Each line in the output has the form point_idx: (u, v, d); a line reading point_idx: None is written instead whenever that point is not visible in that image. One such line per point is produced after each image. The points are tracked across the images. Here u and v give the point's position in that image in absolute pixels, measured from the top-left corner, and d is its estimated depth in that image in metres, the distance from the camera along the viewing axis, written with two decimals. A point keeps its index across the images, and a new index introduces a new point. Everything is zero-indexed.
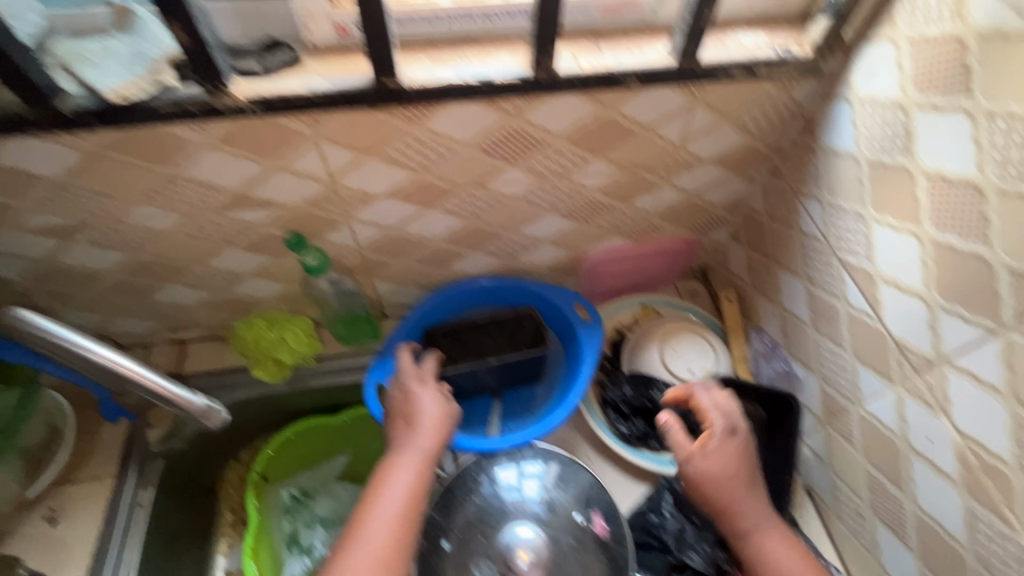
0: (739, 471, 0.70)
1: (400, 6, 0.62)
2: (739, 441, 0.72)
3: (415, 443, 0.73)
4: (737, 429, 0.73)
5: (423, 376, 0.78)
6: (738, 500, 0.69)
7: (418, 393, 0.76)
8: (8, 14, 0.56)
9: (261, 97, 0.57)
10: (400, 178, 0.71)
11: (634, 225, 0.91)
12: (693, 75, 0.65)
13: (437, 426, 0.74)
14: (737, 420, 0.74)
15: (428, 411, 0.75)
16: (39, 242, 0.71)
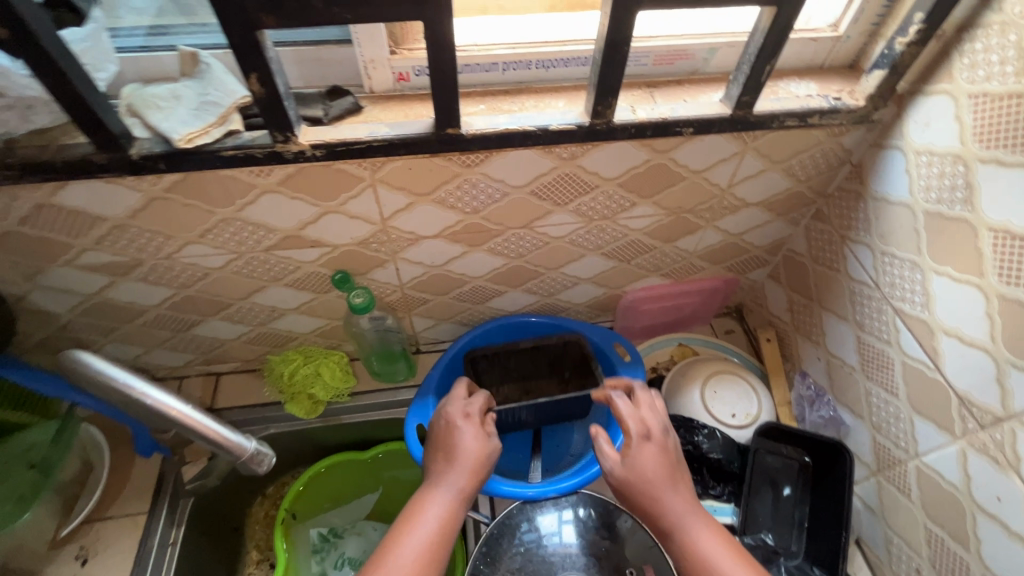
0: (658, 475, 0.63)
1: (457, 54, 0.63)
2: (656, 444, 0.65)
3: (456, 482, 0.66)
4: (653, 433, 0.66)
5: (471, 409, 0.72)
6: (662, 506, 0.62)
7: (464, 429, 0.70)
8: (90, 66, 0.55)
9: (324, 143, 0.58)
10: (451, 220, 0.72)
11: (674, 265, 0.91)
12: (746, 124, 0.65)
13: (480, 466, 0.67)
14: (652, 423, 0.67)
15: (475, 449, 0.68)
16: (90, 278, 0.72)
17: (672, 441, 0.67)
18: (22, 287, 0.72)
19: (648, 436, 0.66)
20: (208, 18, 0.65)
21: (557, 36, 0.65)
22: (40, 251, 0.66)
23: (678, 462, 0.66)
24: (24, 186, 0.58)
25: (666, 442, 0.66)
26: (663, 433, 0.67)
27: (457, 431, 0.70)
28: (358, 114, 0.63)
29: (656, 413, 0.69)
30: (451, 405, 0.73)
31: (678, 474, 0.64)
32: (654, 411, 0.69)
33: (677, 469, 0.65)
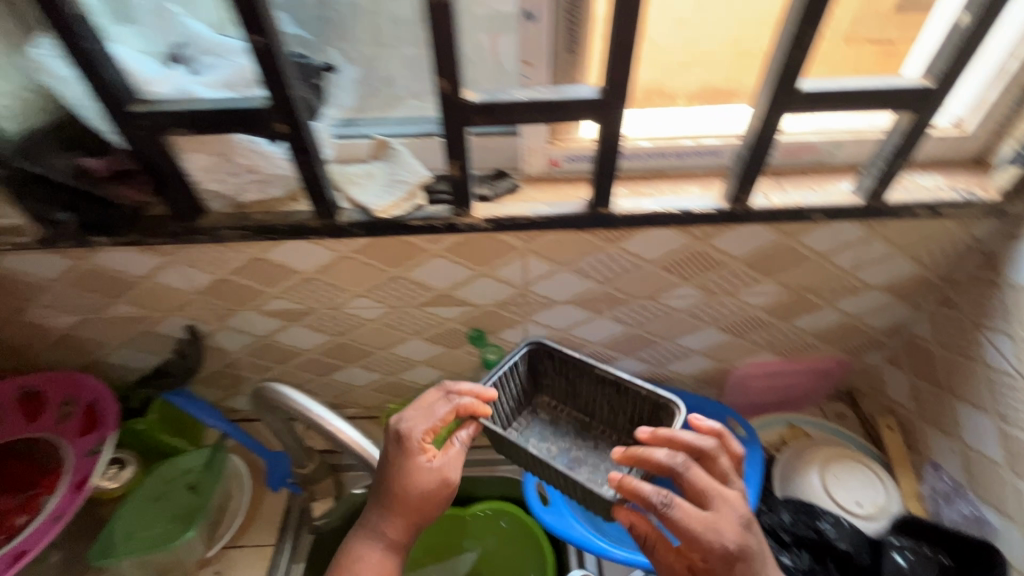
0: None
1: (632, 147, 0.72)
2: (742, 559, 0.54)
3: (387, 520, 0.60)
4: (735, 545, 0.54)
5: (412, 434, 0.61)
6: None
7: (401, 461, 0.60)
8: (322, 145, 0.69)
9: (494, 217, 0.68)
10: (584, 287, 0.79)
11: (788, 343, 0.92)
12: (877, 212, 0.69)
13: (413, 505, 0.60)
14: (732, 534, 0.54)
15: (405, 489, 0.59)
16: (267, 322, 0.83)
17: (755, 536, 0.56)
18: (211, 326, 0.83)
19: (731, 553, 0.53)
20: (433, 111, 0.77)
21: (693, 130, 0.73)
22: (238, 296, 0.79)
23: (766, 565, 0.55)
24: (249, 243, 0.70)
25: (750, 547, 0.54)
26: (743, 534, 0.55)
27: (394, 462, 0.61)
28: (517, 193, 0.73)
29: (727, 508, 0.55)
30: (398, 423, 0.62)
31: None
32: (724, 506, 0.55)
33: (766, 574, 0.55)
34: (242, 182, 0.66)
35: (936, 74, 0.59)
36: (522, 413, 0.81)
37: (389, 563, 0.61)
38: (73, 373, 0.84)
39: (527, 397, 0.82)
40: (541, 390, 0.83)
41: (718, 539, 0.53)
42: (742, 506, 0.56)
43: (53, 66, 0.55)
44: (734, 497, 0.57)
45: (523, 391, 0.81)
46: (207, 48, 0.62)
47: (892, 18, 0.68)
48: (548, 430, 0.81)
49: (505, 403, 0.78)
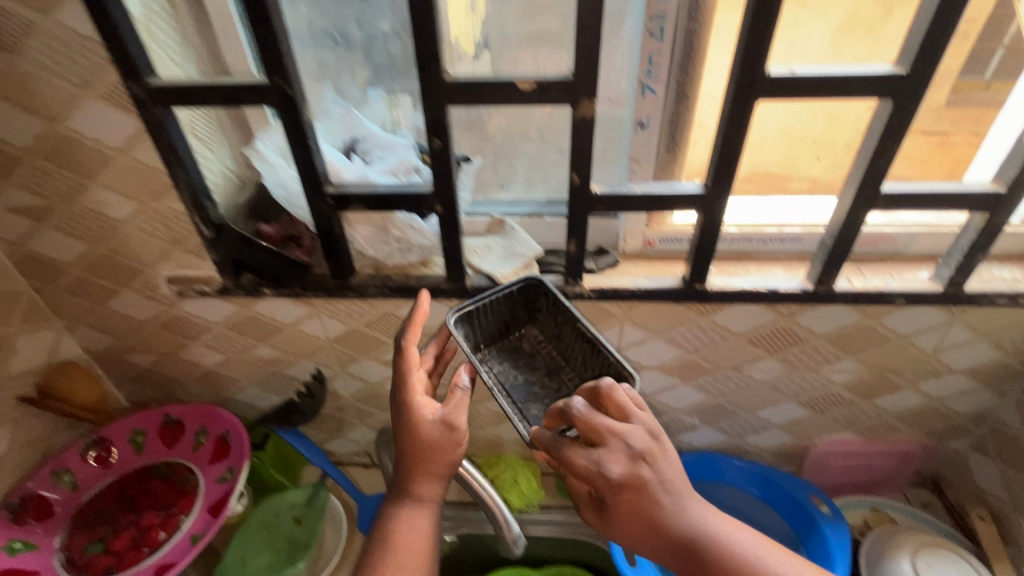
0: (642, 523, 0.54)
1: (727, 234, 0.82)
2: (630, 489, 0.53)
3: (411, 477, 0.64)
4: (622, 474, 0.53)
5: (405, 390, 0.63)
6: (668, 547, 0.55)
7: (405, 422, 0.63)
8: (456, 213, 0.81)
9: (599, 287, 0.77)
10: (672, 355, 0.86)
11: (869, 423, 0.94)
12: (958, 299, 0.75)
13: (426, 460, 0.62)
14: (620, 462, 0.53)
15: (414, 446, 0.62)
16: (381, 370, 0.93)
17: (653, 467, 0.54)
18: (334, 371, 0.94)
19: (617, 483, 0.53)
20: (540, 194, 0.87)
21: (779, 219, 0.82)
22: (364, 346, 0.90)
23: (666, 496, 0.54)
24: (387, 300, 0.82)
25: (641, 477, 0.53)
26: (636, 464, 0.53)
27: (401, 425, 0.63)
28: (617, 268, 0.83)
29: (619, 442, 0.53)
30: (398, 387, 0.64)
31: (667, 512, 0.54)
32: (614, 440, 0.53)
33: (664, 503, 0.54)
34: (391, 249, 0.79)
35: (1006, 180, 0.67)
36: (501, 337, 0.78)
37: (425, 515, 0.65)
38: (208, 406, 0.92)
39: (514, 323, 0.78)
40: (529, 321, 0.78)
41: (602, 471, 0.53)
42: (639, 438, 0.54)
43: (268, 155, 0.73)
44: (629, 430, 0.54)
45: (511, 317, 0.77)
46: (379, 144, 0.79)
47: (942, 111, 0.76)
48: (522, 361, 0.77)
49: (483, 323, 0.75)
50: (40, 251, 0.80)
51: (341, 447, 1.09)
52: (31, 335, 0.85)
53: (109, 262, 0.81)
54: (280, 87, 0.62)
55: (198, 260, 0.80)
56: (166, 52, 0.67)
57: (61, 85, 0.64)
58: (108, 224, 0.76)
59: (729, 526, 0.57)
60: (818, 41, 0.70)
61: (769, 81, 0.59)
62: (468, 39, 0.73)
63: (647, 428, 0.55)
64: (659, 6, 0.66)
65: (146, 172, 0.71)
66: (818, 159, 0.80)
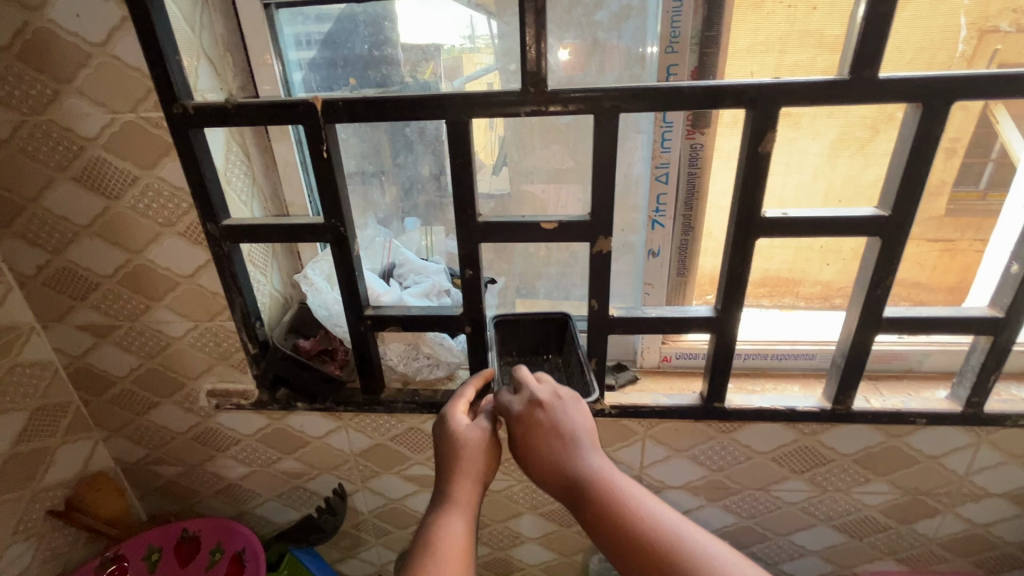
0: (537, 460, 0.60)
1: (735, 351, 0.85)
2: (525, 424, 0.60)
3: (444, 477, 0.61)
4: (520, 411, 0.61)
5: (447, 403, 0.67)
6: (564, 491, 0.58)
7: (443, 426, 0.64)
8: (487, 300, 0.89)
9: (619, 404, 0.79)
10: (697, 475, 0.85)
11: (911, 550, 0.89)
12: (979, 419, 0.75)
13: (459, 450, 0.61)
14: (526, 402, 0.62)
15: (446, 442, 0.63)
16: (403, 486, 0.94)
17: (551, 412, 0.61)
18: (356, 485, 0.95)
19: (516, 419, 0.61)
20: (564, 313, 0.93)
21: (791, 337, 0.86)
22: (388, 460, 0.91)
23: (556, 437, 0.59)
24: (414, 415, 0.85)
25: (537, 417, 0.61)
26: (536, 407, 0.62)
27: (439, 432, 0.64)
28: (637, 384, 0.85)
29: (529, 391, 0.63)
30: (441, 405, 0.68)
31: (557, 451, 0.59)
32: (526, 389, 0.64)
33: (555, 443, 0.59)
34: (421, 364, 0.84)
35: (1002, 305, 0.70)
36: (528, 355, 0.82)
37: (462, 522, 0.58)
38: (228, 522, 0.91)
39: (543, 346, 0.82)
40: (557, 352, 0.82)
41: (506, 408, 0.63)
42: (545, 391, 0.63)
43: (316, 281, 0.82)
44: (539, 385, 0.64)
45: (541, 338, 0.81)
46: (415, 269, 0.87)
47: (943, 221, 0.81)
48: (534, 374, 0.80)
49: (518, 335, 0.81)
50: (96, 365, 0.86)
51: (355, 568, 1.05)
52: (70, 446, 0.88)
53: (156, 375, 0.86)
54: (334, 227, 0.71)
55: (239, 374, 0.85)
56: (240, 193, 0.78)
57: (149, 225, 0.74)
58: (162, 341, 0.83)
59: (628, 483, 0.57)
60: (812, 160, 0.79)
61: (765, 222, 0.66)
62: (488, 151, 0.82)
63: (556, 387, 0.64)
64: (663, 156, 0.75)
65: (206, 296, 0.79)
66: (827, 269, 0.84)
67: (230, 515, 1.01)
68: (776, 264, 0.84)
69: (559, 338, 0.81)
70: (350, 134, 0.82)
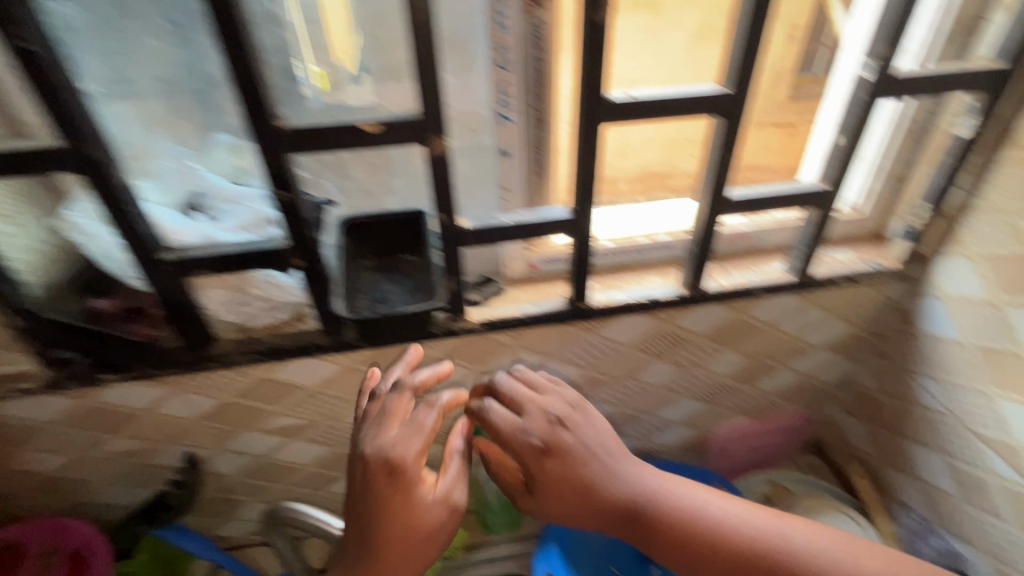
0: (574, 488, 0.60)
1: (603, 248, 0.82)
2: (554, 455, 0.60)
3: (377, 553, 0.57)
4: (544, 440, 0.60)
5: (387, 448, 0.58)
6: (616, 513, 0.60)
7: (396, 493, 0.57)
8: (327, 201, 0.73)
9: (487, 319, 0.76)
10: (570, 374, 0.87)
11: (756, 404, 1.02)
12: (808, 284, 0.83)
13: (408, 531, 0.56)
14: (541, 428, 0.61)
15: (392, 505, 0.56)
16: (267, 440, 0.85)
17: (574, 431, 0.61)
18: (211, 450, 0.84)
19: (541, 451, 0.60)
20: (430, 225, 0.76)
21: (648, 230, 0.83)
22: (242, 418, 0.81)
23: (591, 459, 0.60)
24: (259, 364, 0.75)
25: (561, 441, 0.60)
26: (557, 428, 0.61)
27: (389, 496, 0.57)
28: (502, 295, 0.81)
29: (539, 411, 0.62)
30: (388, 448, 0.58)
31: (596, 474, 0.60)
32: (533, 410, 0.62)
33: (593, 466, 0.60)
34: (254, 309, 0.72)
35: (831, 179, 0.74)
36: (386, 254, 0.75)
37: None
38: (59, 520, 0.79)
39: (401, 244, 0.75)
40: (416, 251, 0.75)
41: (527, 440, 0.60)
42: (559, 406, 0.63)
43: (87, 227, 0.63)
44: (546, 399, 0.63)
45: (397, 236, 0.74)
46: (225, 196, 0.68)
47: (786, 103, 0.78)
48: (390, 275, 0.75)
49: (373, 235, 0.74)
50: None
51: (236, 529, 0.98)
52: None
53: None
54: (79, 150, 0.54)
55: (10, 354, 0.68)
56: None
57: None
58: None
59: (675, 486, 0.61)
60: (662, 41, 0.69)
61: (611, 108, 0.61)
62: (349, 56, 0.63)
63: (562, 396, 0.64)
64: (500, 38, 0.65)
65: None
66: (689, 157, 0.79)
67: (63, 510, 0.86)
68: (633, 157, 0.79)
69: (415, 238, 0.74)
70: (153, 35, 0.58)
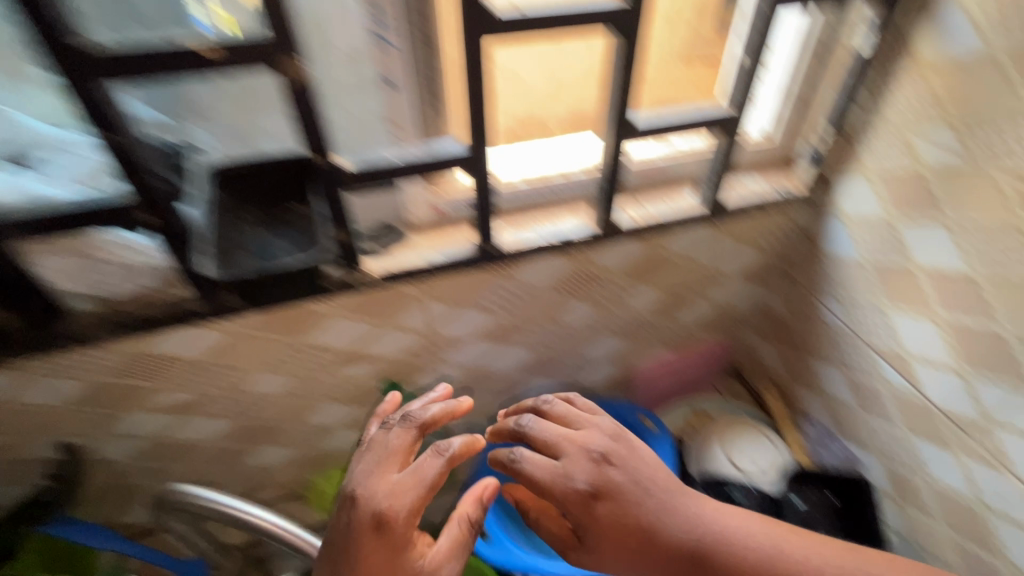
0: (631, 533, 0.55)
1: (506, 187, 0.75)
2: (605, 497, 0.56)
3: None
4: (592, 480, 0.56)
5: (377, 504, 0.52)
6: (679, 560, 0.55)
7: (381, 552, 0.51)
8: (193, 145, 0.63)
9: (388, 270, 0.70)
10: (487, 321, 0.83)
11: (676, 336, 1.03)
12: (718, 213, 0.82)
13: None
14: (585, 467, 0.57)
15: (374, 561, 0.50)
16: (157, 419, 0.78)
17: (621, 469, 0.57)
18: (92, 436, 0.76)
19: (590, 493, 0.56)
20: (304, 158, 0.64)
21: (563, 167, 0.77)
22: (120, 399, 0.73)
23: (644, 496, 0.56)
24: (126, 338, 0.66)
25: (610, 480, 0.57)
26: (602, 466, 0.57)
27: (372, 554, 0.50)
28: (405, 243, 0.75)
29: (579, 451, 0.59)
30: (378, 501, 0.52)
31: (653, 514, 0.56)
32: (574, 450, 0.59)
33: (650, 506, 0.56)
34: (111, 276, 0.64)
35: (736, 103, 0.71)
36: (268, 206, 0.66)
37: None
38: None
39: (287, 189, 0.64)
40: (305, 198, 0.64)
41: (573, 484, 0.57)
42: (600, 442, 0.59)
43: None
44: (585, 435, 0.60)
45: (283, 181, 0.63)
46: (48, 143, 0.57)
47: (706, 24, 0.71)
48: (278, 229, 0.65)
49: (252, 182, 0.63)
50: None
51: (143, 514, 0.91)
52: None
53: None
54: None
55: None
56: None
57: None
58: None
59: (735, 522, 0.57)
60: None
61: (494, 23, 0.54)
62: None
63: (600, 428, 0.61)
64: None
65: None
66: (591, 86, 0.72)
67: None
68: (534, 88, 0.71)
69: (303, 184, 0.63)
70: None
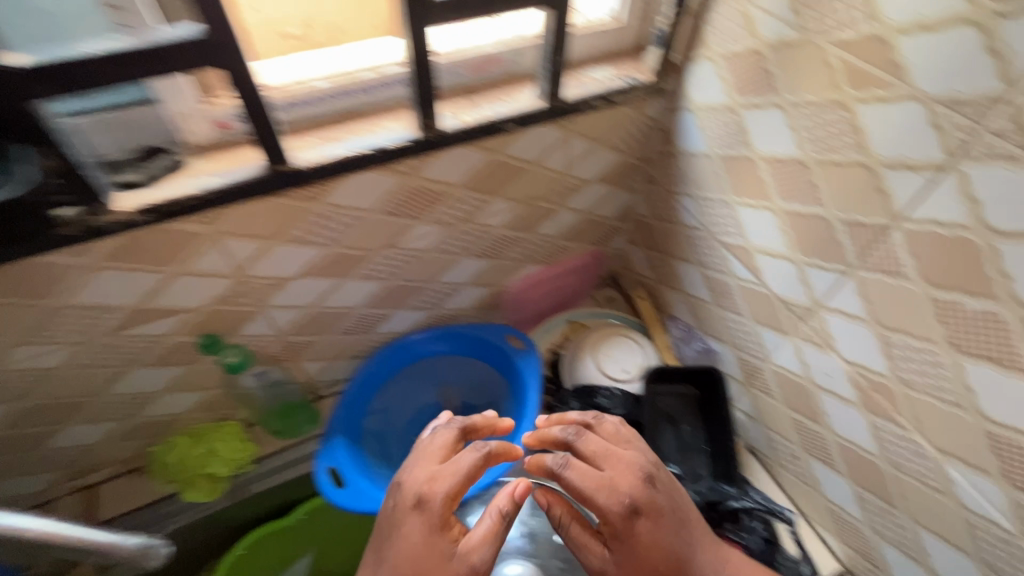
0: (660, 557, 0.59)
1: (281, 95, 0.62)
2: (646, 519, 0.59)
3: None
4: (637, 498, 0.60)
5: (413, 483, 0.60)
6: None
7: (411, 523, 0.58)
8: None
9: (149, 206, 0.56)
10: (312, 255, 0.72)
11: (544, 251, 0.98)
12: (562, 110, 0.73)
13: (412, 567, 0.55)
14: (632, 488, 0.61)
15: (406, 530, 0.57)
16: None
17: (662, 494, 0.62)
18: None
19: (632, 508, 0.59)
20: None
21: (370, 61, 0.65)
22: None
23: (673, 520, 0.62)
24: None
25: (653, 501, 0.61)
26: (647, 487, 0.61)
27: (404, 524, 0.58)
28: (183, 169, 0.61)
29: (626, 470, 0.62)
30: (413, 479, 0.60)
31: (676, 540, 0.61)
32: (619, 467, 0.62)
33: (676, 531, 0.61)
34: None
35: None
36: None
37: None
38: None
39: None
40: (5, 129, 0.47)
41: (615, 499, 0.59)
42: (644, 464, 0.64)
43: None
44: (631, 455, 0.64)
45: None
46: None
47: None
48: None
49: None
50: None
51: None
52: None
53: None
54: None
55: None
56: None
57: None
58: None
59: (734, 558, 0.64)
60: None
61: None
62: None
63: (645, 454, 0.65)
64: None
65: None
66: None
67: None
68: None
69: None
70: None
